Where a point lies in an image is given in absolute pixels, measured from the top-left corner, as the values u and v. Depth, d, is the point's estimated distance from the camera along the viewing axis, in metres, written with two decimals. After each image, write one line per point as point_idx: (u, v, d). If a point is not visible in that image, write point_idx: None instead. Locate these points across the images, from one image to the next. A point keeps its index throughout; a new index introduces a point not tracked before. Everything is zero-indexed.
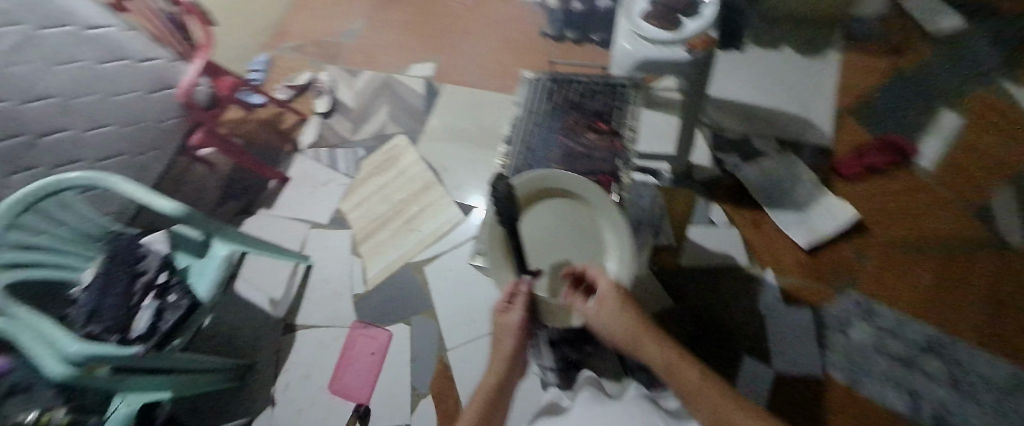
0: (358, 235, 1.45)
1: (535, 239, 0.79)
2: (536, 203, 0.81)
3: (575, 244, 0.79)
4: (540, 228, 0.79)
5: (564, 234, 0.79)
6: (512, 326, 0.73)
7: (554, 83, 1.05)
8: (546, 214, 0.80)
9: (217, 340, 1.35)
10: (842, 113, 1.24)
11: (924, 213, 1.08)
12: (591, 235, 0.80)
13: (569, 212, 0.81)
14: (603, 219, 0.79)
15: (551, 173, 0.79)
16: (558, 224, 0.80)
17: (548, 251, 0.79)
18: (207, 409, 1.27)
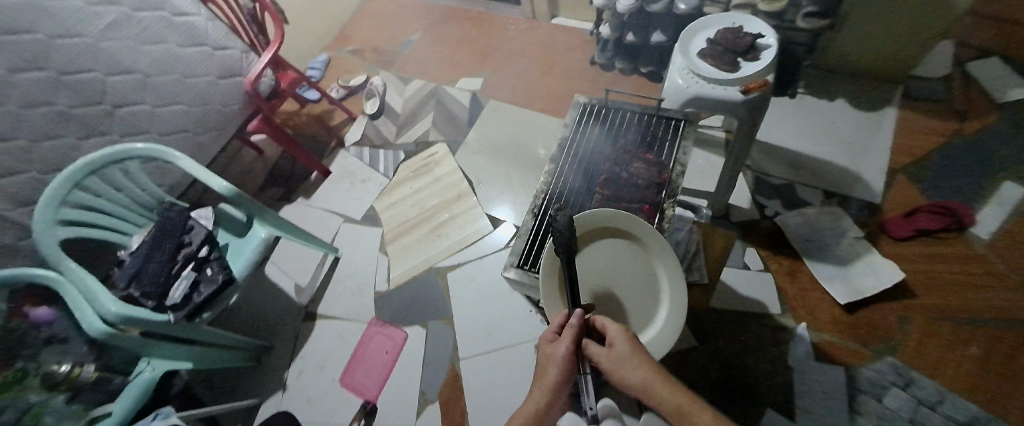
0: (388, 234, 1.49)
1: (588, 273, 0.78)
2: (594, 239, 0.80)
3: (630, 287, 0.77)
4: (594, 264, 0.78)
5: (618, 274, 0.78)
6: (560, 359, 0.60)
7: (604, 110, 1.06)
8: (602, 249, 0.79)
9: (241, 318, 1.40)
10: (893, 171, 1.20)
11: (977, 283, 1.02)
12: (647, 280, 0.78)
13: (627, 253, 0.79)
14: (660, 266, 0.78)
15: (617, 211, 0.77)
16: (613, 262, 0.78)
17: (599, 287, 0.77)
18: (221, 385, 1.30)
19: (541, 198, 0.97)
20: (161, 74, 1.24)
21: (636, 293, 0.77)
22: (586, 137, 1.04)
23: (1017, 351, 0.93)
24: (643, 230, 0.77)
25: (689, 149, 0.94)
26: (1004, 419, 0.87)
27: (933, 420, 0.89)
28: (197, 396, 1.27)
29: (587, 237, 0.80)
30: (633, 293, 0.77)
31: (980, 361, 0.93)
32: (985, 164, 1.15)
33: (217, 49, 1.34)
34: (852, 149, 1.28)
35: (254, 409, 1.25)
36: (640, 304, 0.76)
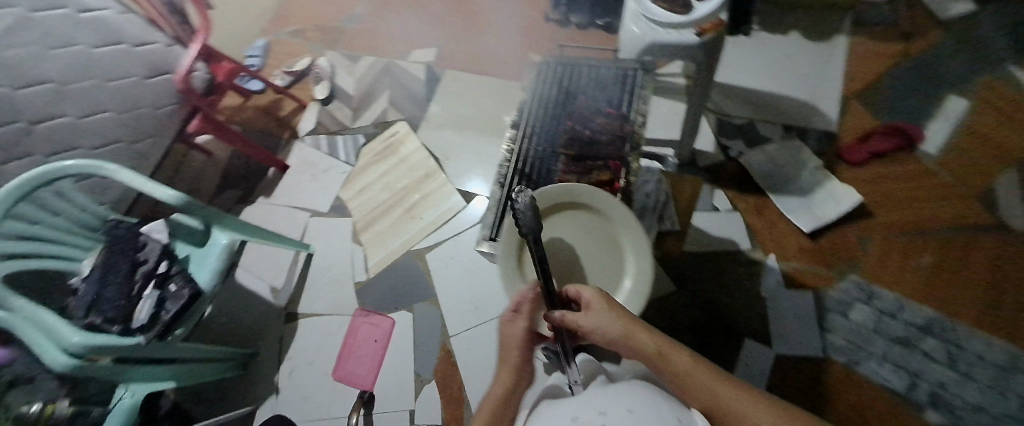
0: (359, 223, 1.44)
1: (552, 248, 0.81)
2: (557, 214, 0.83)
3: (594, 257, 0.81)
4: (558, 238, 0.82)
5: (583, 245, 0.82)
6: (521, 335, 0.68)
7: (563, 69, 1.04)
8: (565, 222, 0.83)
9: (219, 328, 1.35)
10: (848, 98, 1.23)
11: (930, 197, 1.07)
12: (611, 248, 0.81)
13: (590, 225, 0.82)
14: (623, 233, 0.80)
15: (576, 187, 0.81)
16: (577, 235, 0.82)
17: (564, 262, 0.81)
18: (211, 397, 1.27)
19: (507, 167, 0.95)
20: (78, 80, 1.11)
21: (603, 263, 0.81)
22: (546, 98, 1.01)
23: (963, 254, 1.00)
24: (601, 201, 0.80)
25: (648, 100, 0.95)
26: (952, 316, 0.95)
27: (891, 326, 0.97)
28: (188, 411, 1.25)
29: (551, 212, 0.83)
30: (598, 262, 0.81)
31: (931, 268, 1.00)
32: (930, 81, 1.19)
33: (138, 44, 1.20)
34: (808, 80, 1.29)
35: (250, 415, 1.24)
36: (606, 272, 0.80)
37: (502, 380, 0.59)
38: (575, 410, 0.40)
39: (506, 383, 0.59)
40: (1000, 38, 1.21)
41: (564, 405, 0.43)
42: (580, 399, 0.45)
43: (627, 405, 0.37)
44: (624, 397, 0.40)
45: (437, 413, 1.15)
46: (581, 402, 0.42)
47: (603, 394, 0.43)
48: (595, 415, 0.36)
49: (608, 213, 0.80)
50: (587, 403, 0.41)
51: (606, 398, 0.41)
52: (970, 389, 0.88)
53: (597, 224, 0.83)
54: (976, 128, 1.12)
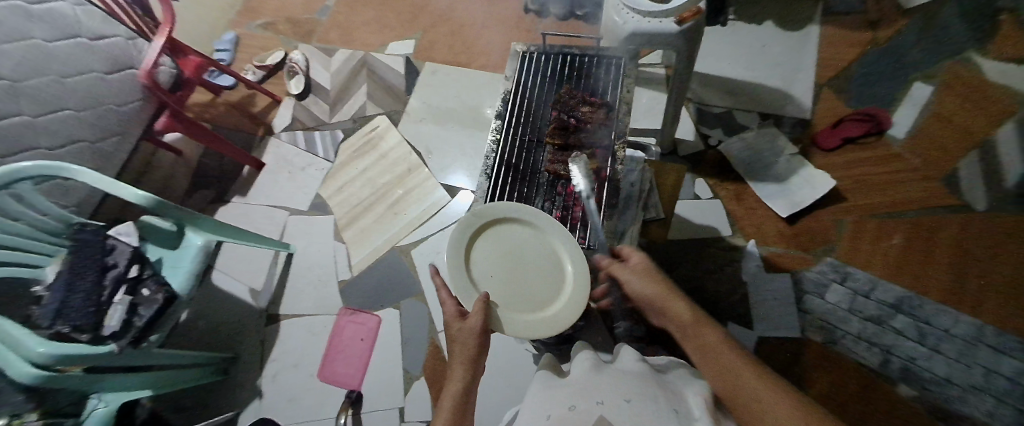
0: (341, 221, 1.41)
1: (489, 261, 0.74)
2: (494, 227, 0.77)
3: (531, 272, 0.73)
4: (494, 251, 0.75)
5: (519, 261, 0.74)
6: (475, 330, 0.60)
7: (546, 57, 1.02)
8: (502, 236, 0.76)
9: (197, 333, 1.30)
10: (820, 86, 1.27)
11: (898, 180, 1.12)
12: (551, 264, 0.74)
13: (527, 239, 0.75)
14: (562, 247, 0.74)
15: (510, 202, 0.75)
16: (512, 249, 0.75)
17: (504, 275, 0.73)
18: (191, 405, 1.23)
19: (493, 158, 0.92)
20: (32, 76, 1.02)
21: (541, 278, 0.73)
22: (529, 88, 1.00)
23: (929, 233, 1.05)
24: (538, 217, 0.75)
25: (633, 87, 0.93)
26: (919, 293, 1.00)
27: (866, 305, 1.01)
28: (168, 420, 1.20)
29: (488, 224, 0.76)
30: (534, 280, 0.72)
31: (900, 248, 1.05)
32: (896, 69, 1.24)
33: (96, 37, 1.12)
34: (783, 69, 1.32)
35: (232, 421, 1.20)
36: (543, 290, 0.72)
37: (459, 377, 0.54)
38: (571, 399, 0.40)
39: (462, 377, 0.54)
40: (962, 24, 1.25)
41: (558, 392, 0.43)
42: (573, 384, 0.45)
43: (628, 395, 0.37)
44: (622, 385, 0.40)
45: (427, 409, 1.14)
46: (576, 390, 0.42)
47: (597, 378, 0.43)
48: (593, 405, 0.37)
49: (547, 228, 0.74)
50: (582, 389, 0.42)
51: (602, 384, 0.41)
52: (939, 361, 0.93)
53: (535, 240, 0.75)
54: (940, 113, 1.16)
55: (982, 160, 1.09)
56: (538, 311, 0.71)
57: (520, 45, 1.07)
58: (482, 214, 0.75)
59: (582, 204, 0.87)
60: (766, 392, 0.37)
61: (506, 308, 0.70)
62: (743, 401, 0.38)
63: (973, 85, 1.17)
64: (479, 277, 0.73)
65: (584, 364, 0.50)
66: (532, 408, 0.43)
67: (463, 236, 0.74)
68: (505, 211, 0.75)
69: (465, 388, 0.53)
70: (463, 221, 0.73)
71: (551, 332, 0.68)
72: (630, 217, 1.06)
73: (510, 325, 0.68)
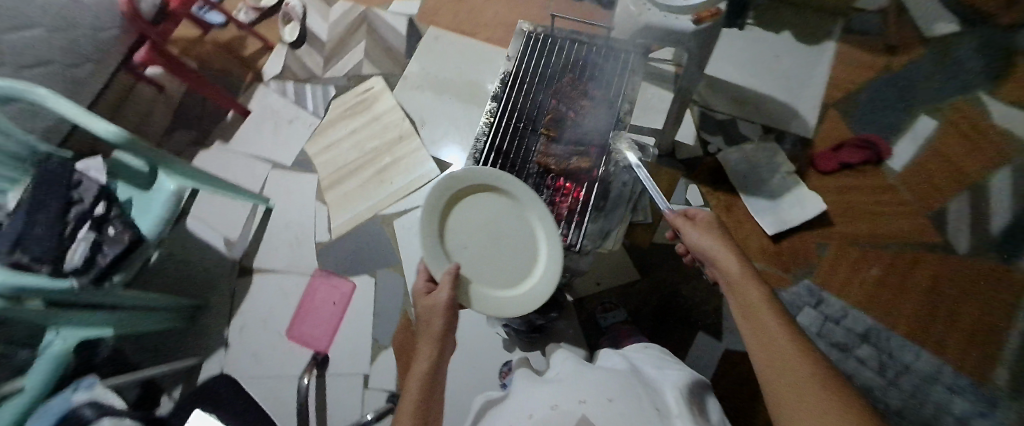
0: (325, 181, 1.37)
1: (463, 232, 0.73)
2: (472, 195, 0.75)
3: (505, 247, 0.73)
4: (469, 222, 0.74)
5: (494, 235, 0.74)
6: (442, 306, 0.60)
7: (552, 40, 0.98)
8: (479, 206, 0.75)
9: (166, 277, 1.28)
10: (827, 105, 1.24)
11: (887, 212, 1.11)
12: (525, 241, 0.74)
13: (506, 213, 0.75)
14: (539, 223, 0.74)
15: (496, 170, 0.73)
16: (489, 221, 0.74)
17: (477, 247, 0.73)
18: (156, 347, 1.22)
19: (482, 141, 0.89)
20: None
21: (515, 255, 0.73)
22: (530, 72, 0.96)
23: (908, 268, 1.06)
24: (520, 190, 0.73)
25: (638, 87, 0.90)
26: (886, 325, 1.02)
27: (833, 331, 1.03)
28: (131, 359, 1.20)
29: (465, 192, 0.74)
30: (507, 256, 0.73)
31: (877, 278, 1.06)
32: (905, 98, 1.21)
33: None
34: (793, 83, 1.29)
35: (196, 368, 1.20)
36: (515, 267, 0.73)
37: (429, 354, 0.54)
38: (554, 398, 0.49)
39: (432, 356, 0.54)
40: (979, 61, 1.22)
41: (541, 391, 0.53)
42: (555, 383, 0.55)
43: (606, 394, 0.47)
44: (599, 385, 0.50)
45: (393, 379, 1.15)
46: (558, 390, 0.51)
47: (575, 378, 0.54)
48: (574, 405, 0.46)
49: (526, 200, 0.74)
50: (563, 388, 0.51)
51: (581, 384, 0.51)
52: (892, 393, 0.96)
53: (511, 215, 0.75)
54: (941, 149, 1.15)
55: (972, 203, 1.09)
56: (508, 287, 0.72)
57: (527, 24, 1.02)
58: (462, 181, 0.72)
59: (568, 199, 0.85)
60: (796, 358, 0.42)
61: (476, 282, 0.70)
62: (770, 362, 0.44)
63: (978, 125, 1.15)
64: (452, 246, 0.72)
65: (563, 368, 0.61)
66: (519, 404, 0.53)
67: (437, 202, 0.71)
68: (486, 179, 0.73)
69: (436, 366, 0.53)
70: (439, 186, 0.70)
71: (520, 311, 0.70)
72: (617, 217, 0.92)
73: (479, 300, 0.68)
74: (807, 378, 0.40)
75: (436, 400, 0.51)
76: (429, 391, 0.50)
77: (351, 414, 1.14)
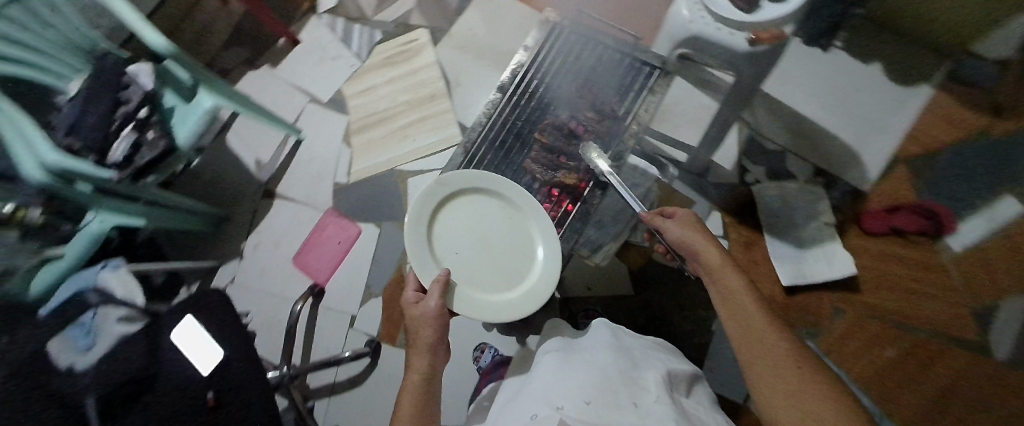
0: (353, 125, 1.40)
1: (455, 236, 0.74)
2: (463, 199, 0.76)
3: (499, 251, 0.75)
4: (461, 225, 0.75)
5: (486, 238, 0.75)
6: (431, 316, 0.62)
7: (575, 38, 0.92)
8: (471, 208, 0.76)
9: (200, 184, 1.40)
10: (897, 159, 1.09)
11: (926, 295, 1.00)
12: (519, 245, 0.76)
13: (498, 217, 0.77)
14: (533, 227, 0.77)
15: (488, 173, 0.75)
16: (481, 224, 0.76)
17: (470, 251, 0.74)
18: (185, 244, 1.37)
19: (477, 131, 0.90)
20: None
21: (508, 258, 0.75)
22: (544, 68, 0.92)
23: (929, 359, 0.96)
24: (514, 194, 0.76)
25: (653, 108, 0.85)
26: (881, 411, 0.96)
27: None
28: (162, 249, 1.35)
29: (455, 196, 0.76)
30: (501, 260, 0.75)
31: (889, 360, 0.98)
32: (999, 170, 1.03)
33: None
34: (864, 125, 1.13)
35: (213, 270, 1.35)
36: (509, 272, 0.74)
37: (422, 366, 0.59)
38: (534, 408, 0.50)
39: (422, 367, 0.59)
40: None
41: (526, 399, 0.54)
42: (539, 384, 0.56)
43: (584, 396, 0.48)
44: (577, 385, 0.51)
45: (376, 325, 1.24)
46: (537, 397, 0.53)
47: (557, 376, 0.55)
48: (551, 411, 0.47)
49: (520, 203, 0.76)
50: (545, 393, 0.52)
51: (560, 384, 0.52)
52: None
53: (505, 218, 0.77)
54: None
55: None
56: (502, 291, 0.74)
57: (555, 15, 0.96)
58: (450, 185, 0.74)
59: (558, 208, 0.86)
60: (780, 345, 0.51)
61: (468, 286, 0.71)
62: (753, 352, 0.52)
63: None
64: (443, 253, 0.74)
65: (546, 361, 0.62)
66: (508, 416, 0.55)
67: (425, 208, 0.72)
68: (474, 183, 0.75)
69: (428, 375, 0.59)
70: (425, 192, 0.72)
71: (516, 315, 0.71)
72: None
73: (472, 305, 0.69)
74: (787, 362, 0.49)
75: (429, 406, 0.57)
76: (425, 401, 0.57)
77: (333, 345, 1.25)
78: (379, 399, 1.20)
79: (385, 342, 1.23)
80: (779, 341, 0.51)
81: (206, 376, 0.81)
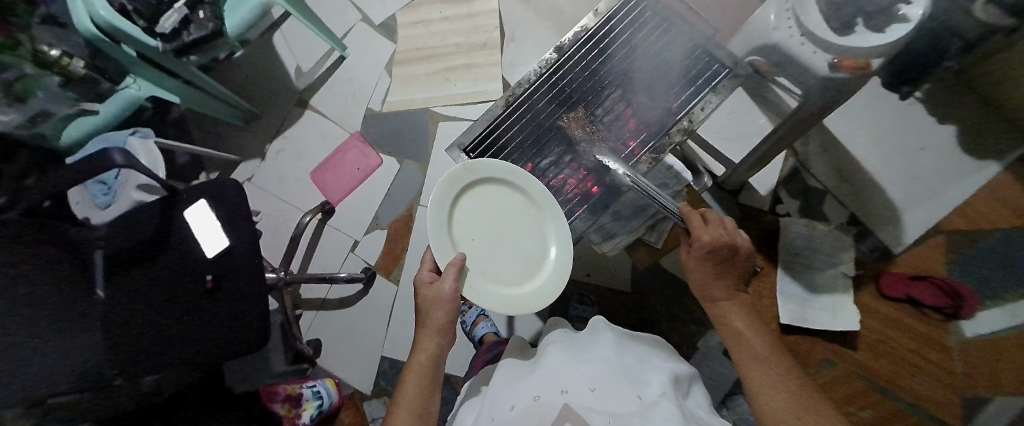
0: (399, 54, 1.38)
1: (473, 223, 0.72)
2: (486, 186, 0.74)
3: (513, 245, 0.73)
4: (480, 212, 0.73)
5: (503, 228, 0.74)
6: (445, 298, 0.63)
7: (652, 14, 0.84)
8: (492, 197, 0.74)
9: (239, 76, 1.40)
10: (940, 230, 1.02)
11: (919, 368, 0.98)
12: (533, 242, 0.74)
13: (518, 209, 0.74)
14: (552, 227, 0.74)
15: (515, 165, 0.72)
16: (500, 214, 0.73)
17: (485, 239, 0.72)
18: (212, 131, 1.39)
19: (523, 88, 0.86)
20: None
21: (521, 254, 0.73)
22: (608, 39, 0.85)
23: None
24: (539, 192, 0.73)
25: (713, 109, 0.79)
26: None
27: None
28: (190, 131, 1.38)
29: (478, 182, 0.73)
30: (513, 251, 0.73)
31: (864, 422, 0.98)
32: None
33: None
34: (922, 187, 1.05)
35: (234, 164, 1.38)
36: (520, 264, 0.73)
37: (430, 346, 0.63)
38: (536, 390, 0.51)
39: (431, 348, 0.63)
40: None
41: (527, 381, 0.55)
42: (542, 368, 0.56)
43: (589, 384, 0.49)
44: (582, 373, 0.52)
45: (375, 256, 1.28)
46: (540, 380, 0.53)
47: (561, 362, 0.55)
48: (555, 396, 0.49)
49: (543, 202, 0.73)
50: (547, 376, 0.53)
51: (564, 370, 0.53)
52: None
53: (523, 211, 0.75)
54: None
55: None
56: (509, 284, 0.72)
57: None
58: (475, 172, 0.70)
59: (581, 187, 0.85)
60: (776, 379, 0.51)
61: (477, 275, 0.70)
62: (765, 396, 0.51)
63: None
64: (459, 238, 0.71)
65: (548, 349, 0.62)
66: (506, 393, 0.55)
67: (449, 190, 0.69)
68: (499, 174, 0.72)
69: (435, 353, 0.63)
70: (452, 175, 0.68)
71: (521, 311, 0.70)
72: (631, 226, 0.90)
73: (481, 294, 0.68)
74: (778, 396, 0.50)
75: (435, 380, 0.62)
76: (428, 377, 0.61)
77: (332, 264, 1.29)
78: (363, 324, 1.25)
79: (380, 274, 1.27)
80: (777, 375, 0.52)
81: (211, 257, 0.88)
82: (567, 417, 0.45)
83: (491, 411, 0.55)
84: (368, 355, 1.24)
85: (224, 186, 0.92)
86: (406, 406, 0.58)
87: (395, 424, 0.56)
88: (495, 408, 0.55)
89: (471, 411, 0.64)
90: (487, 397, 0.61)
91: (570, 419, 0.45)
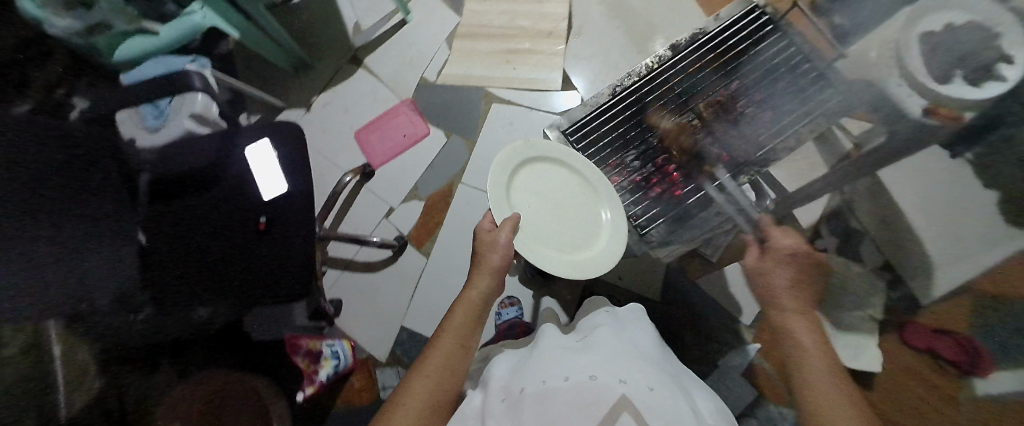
0: (463, 29, 1.35)
1: (529, 193, 0.79)
2: (544, 165, 0.83)
3: (568, 218, 0.81)
4: (535, 184, 0.81)
5: (556, 203, 0.82)
6: (500, 247, 0.69)
7: (773, 25, 1.06)
8: (548, 176, 0.83)
9: (294, 21, 1.38)
10: None
11: None
12: (586, 221, 0.83)
13: (574, 188, 0.84)
14: (604, 211, 0.84)
15: (573, 150, 0.84)
16: (554, 190, 0.82)
17: (541, 211, 0.79)
18: (259, 72, 1.36)
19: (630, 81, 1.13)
20: None
21: (577, 225, 0.81)
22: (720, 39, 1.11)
23: None
24: (597, 178, 0.84)
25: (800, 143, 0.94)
26: None
27: None
28: (238, 68, 1.34)
29: (537, 159, 0.83)
30: (567, 224, 0.81)
31: None
32: None
33: None
34: None
35: (278, 110, 1.35)
36: (571, 238, 0.80)
37: (482, 286, 0.68)
38: (592, 370, 0.53)
39: (481, 288, 0.68)
40: None
41: (580, 358, 0.57)
42: (597, 351, 0.58)
43: (647, 384, 0.51)
44: (638, 370, 0.54)
45: (408, 225, 1.27)
46: (595, 362, 0.55)
47: (617, 355, 0.57)
48: (615, 382, 0.50)
49: (598, 183, 0.85)
50: (602, 361, 0.55)
51: (621, 362, 0.55)
52: None
53: (579, 192, 0.84)
54: None
55: None
56: (561, 252, 0.77)
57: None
58: (535, 148, 0.81)
59: (666, 187, 1.04)
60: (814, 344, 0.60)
61: (530, 236, 0.75)
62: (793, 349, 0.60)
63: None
64: (517, 201, 0.77)
65: (600, 333, 0.65)
66: (557, 362, 0.57)
67: (514, 157, 0.78)
68: (560, 155, 0.83)
69: (485, 294, 0.68)
70: (515, 146, 0.78)
71: (569, 276, 0.75)
72: (686, 236, 1.04)
73: (534, 253, 0.73)
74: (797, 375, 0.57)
75: (481, 315, 0.67)
76: (473, 314, 0.66)
77: (364, 227, 1.28)
78: (385, 290, 1.25)
79: (412, 243, 1.26)
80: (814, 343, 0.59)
81: (266, 201, 0.85)
82: (623, 405, 0.47)
83: (534, 371, 0.56)
84: (386, 322, 1.23)
85: (281, 128, 0.89)
86: (451, 335, 0.63)
87: (442, 341, 0.62)
88: (541, 371, 0.56)
89: (504, 364, 0.65)
90: (532, 356, 0.62)
91: (625, 407, 0.47)
